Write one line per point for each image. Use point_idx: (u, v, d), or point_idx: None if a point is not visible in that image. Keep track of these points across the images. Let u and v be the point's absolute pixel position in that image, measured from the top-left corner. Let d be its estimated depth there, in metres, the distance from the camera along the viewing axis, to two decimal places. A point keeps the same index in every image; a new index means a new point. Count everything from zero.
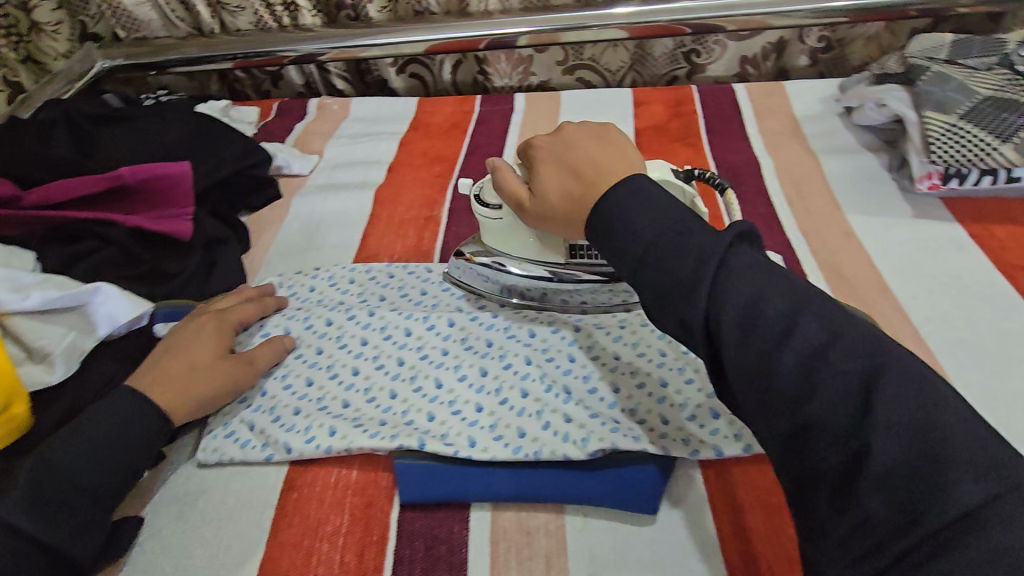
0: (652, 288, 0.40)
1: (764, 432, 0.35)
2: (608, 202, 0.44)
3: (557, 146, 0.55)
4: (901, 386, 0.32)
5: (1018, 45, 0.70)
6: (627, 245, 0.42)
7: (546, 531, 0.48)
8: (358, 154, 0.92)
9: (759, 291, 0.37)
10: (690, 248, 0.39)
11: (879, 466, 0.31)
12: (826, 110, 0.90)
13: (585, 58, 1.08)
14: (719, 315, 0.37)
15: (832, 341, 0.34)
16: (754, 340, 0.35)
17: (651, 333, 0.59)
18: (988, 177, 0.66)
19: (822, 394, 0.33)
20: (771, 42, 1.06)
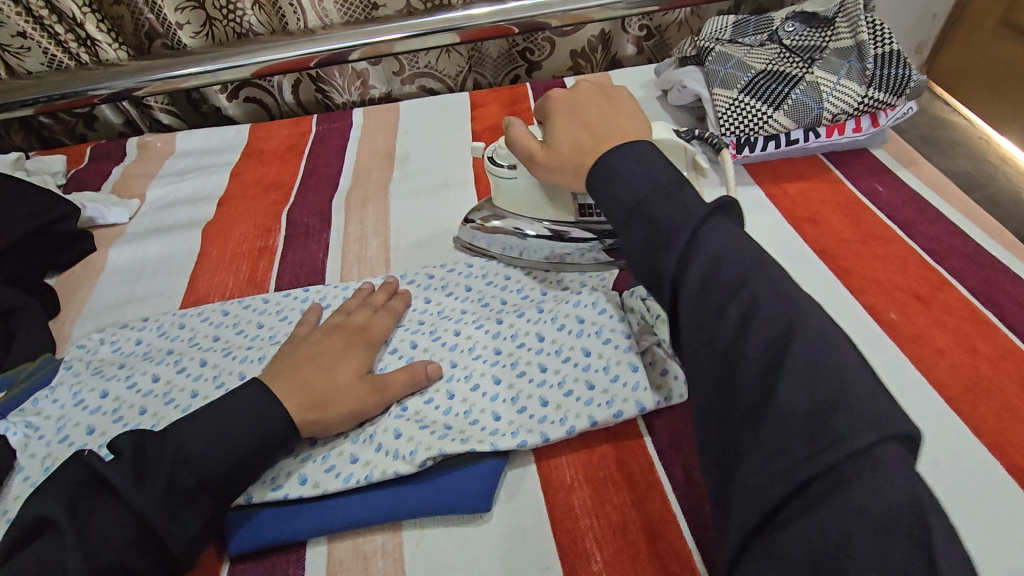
0: (637, 235, 0.45)
1: (699, 383, 0.38)
2: (615, 154, 0.48)
3: (574, 104, 0.59)
4: (815, 342, 0.34)
5: (783, 22, 0.77)
6: (620, 195, 0.47)
7: (382, 553, 0.47)
8: (186, 192, 0.86)
9: (724, 250, 0.41)
10: (676, 204, 0.44)
11: (781, 409, 0.32)
12: (646, 95, 0.96)
13: (421, 66, 1.08)
14: (686, 267, 0.41)
15: (773, 300, 0.37)
16: (709, 291, 0.39)
17: (486, 334, 0.60)
18: (773, 141, 0.73)
19: (749, 341, 0.36)
20: (595, 35, 1.10)
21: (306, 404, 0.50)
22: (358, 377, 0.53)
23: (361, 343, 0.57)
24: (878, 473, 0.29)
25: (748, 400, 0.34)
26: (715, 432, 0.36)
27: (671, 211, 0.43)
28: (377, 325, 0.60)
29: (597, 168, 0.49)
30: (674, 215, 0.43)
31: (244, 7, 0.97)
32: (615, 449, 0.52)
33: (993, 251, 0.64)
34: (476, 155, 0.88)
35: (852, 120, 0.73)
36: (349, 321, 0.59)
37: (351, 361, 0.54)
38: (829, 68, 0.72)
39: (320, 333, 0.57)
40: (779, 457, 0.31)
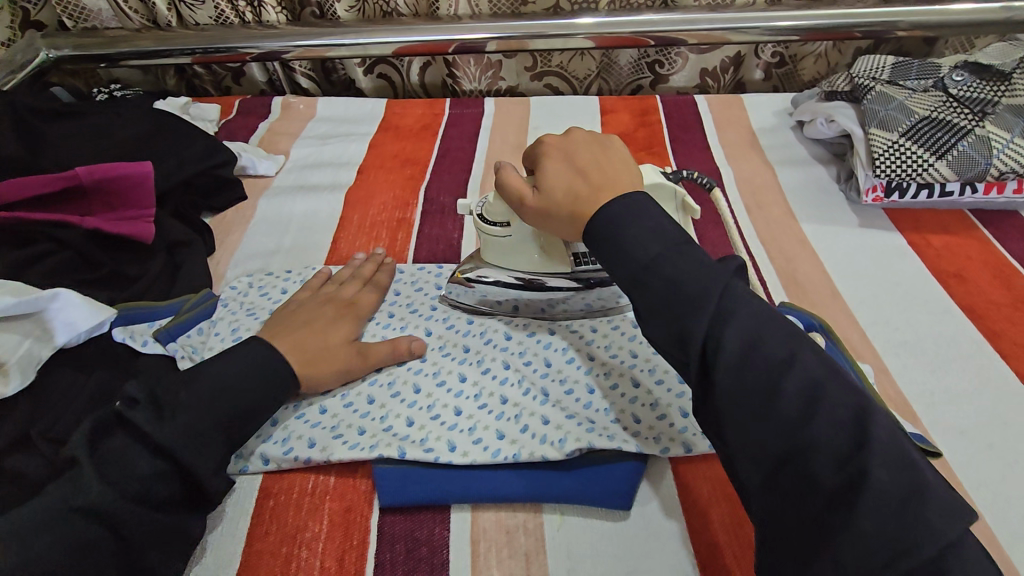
0: (654, 296, 0.44)
1: (754, 456, 0.39)
2: (617, 215, 0.48)
3: (568, 148, 0.55)
4: (883, 429, 0.37)
5: (951, 70, 0.76)
6: (630, 254, 0.46)
7: (524, 530, 0.49)
8: (326, 155, 0.91)
9: (760, 324, 0.41)
10: (702, 268, 0.44)
11: (875, 492, 0.34)
12: (781, 123, 0.95)
13: (553, 65, 1.10)
14: (723, 334, 0.41)
15: (827, 378, 0.39)
16: (754, 368, 0.39)
17: (623, 335, 0.61)
18: (926, 190, 0.74)
19: (819, 423, 0.37)
20: (730, 56, 1.10)
21: (302, 361, 0.54)
22: (348, 342, 0.58)
23: (350, 316, 0.61)
24: (964, 560, 0.33)
25: (835, 482, 0.35)
26: (796, 512, 0.37)
27: (699, 278, 0.43)
28: (364, 298, 0.64)
29: (608, 222, 0.48)
30: (698, 278, 0.43)
31: None
32: None
33: None
34: None
35: (1013, 181, 0.73)
36: (339, 293, 0.64)
37: (339, 328, 0.59)
38: (1002, 124, 0.71)
39: (313, 303, 0.61)
40: (885, 549, 0.33)
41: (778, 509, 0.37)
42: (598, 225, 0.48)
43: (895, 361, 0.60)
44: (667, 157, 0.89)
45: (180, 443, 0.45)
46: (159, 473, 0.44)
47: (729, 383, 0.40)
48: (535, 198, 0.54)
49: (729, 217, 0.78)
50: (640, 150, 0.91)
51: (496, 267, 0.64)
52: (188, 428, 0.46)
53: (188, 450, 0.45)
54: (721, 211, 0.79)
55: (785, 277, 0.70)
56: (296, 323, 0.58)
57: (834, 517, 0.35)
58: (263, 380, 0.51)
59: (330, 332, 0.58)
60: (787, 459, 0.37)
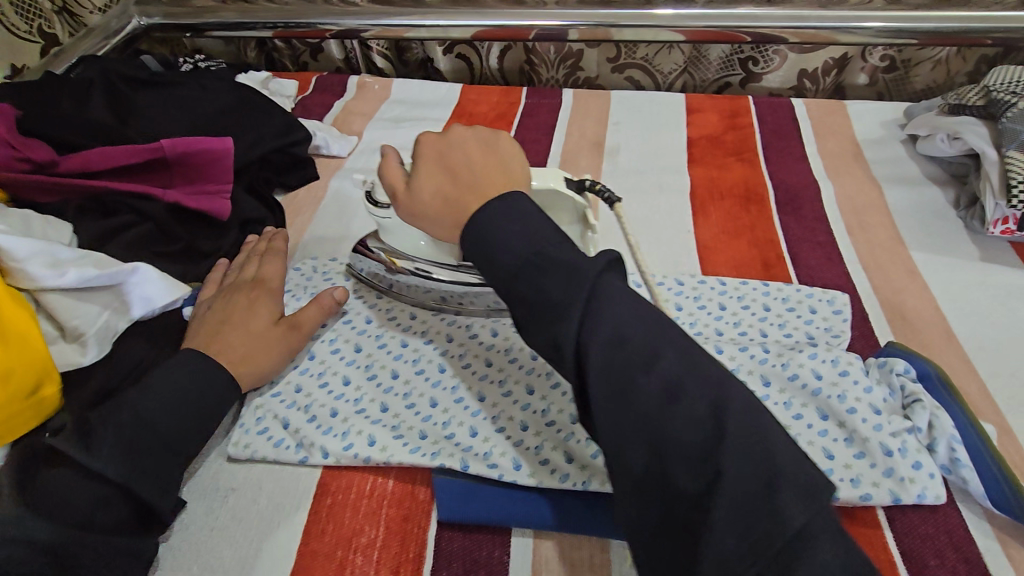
0: (525, 306, 0.41)
1: (624, 461, 0.36)
2: (486, 214, 0.44)
3: (441, 145, 0.52)
4: (742, 418, 0.35)
5: None
6: (501, 258, 0.43)
7: (590, 565, 0.46)
8: (399, 139, 0.89)
9: (627, 315, 0.39)
10: (566, 267, 0.40)
11: (726, 496, 0.32)
12: (889, 135, 0.86)
13: (638, 57, 1.04)
14: (589, 341, 0.38)
15: (685, 374, 0.37)
16: (618, 370, 0.37)
17: (757, 360, 0.56)
18: None
19: (682, 422, 0.35)
20: (834, 58, 1.01)
21: (238, 360, 0.52)
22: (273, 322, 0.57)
23: (262, 294, 0.58)
24: (817, 547, 0.31)
25: (693, 485, 0.33)
26: (656, 518, 0.35)
27: (561, 278, 0.40)
28: (269, 273, 0.61)
29: (483, 228, 0.44)
30: (563, 286, 0.40)
31: None
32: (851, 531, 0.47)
33: None
34: (691, 162, 0.83)
35: None
36: (245, 275, 0.60)
37: (259, 311, 0.57)
38: None
39: (221, 297, 0.58)
40: (740, 552, 0.31)
41: (649, 521, 0.35)
42: (470, 231, 0.45)
43: (1019, 421, 0.53)
44: (759, 165, 0.83)
45: (125, 467, 0.44)
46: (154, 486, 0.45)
47: (597, 386, 0.37)
48: (406, 197, 0.53)
49: (827, 237, 0.71)
50: (728, 156, 0.84)
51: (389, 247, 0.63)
52: (129, 452, 0.44)
53: (130, 477, 0.44)
54: (817, 229, 0.72)
55: (890, 311, 0.63)
56: (253, 295, 0.58)
57: (695, 520, 0.33)
58: (205, 392, 0.49)
59: (252, 320, 0.56)
60: (654, 465, 0.35)
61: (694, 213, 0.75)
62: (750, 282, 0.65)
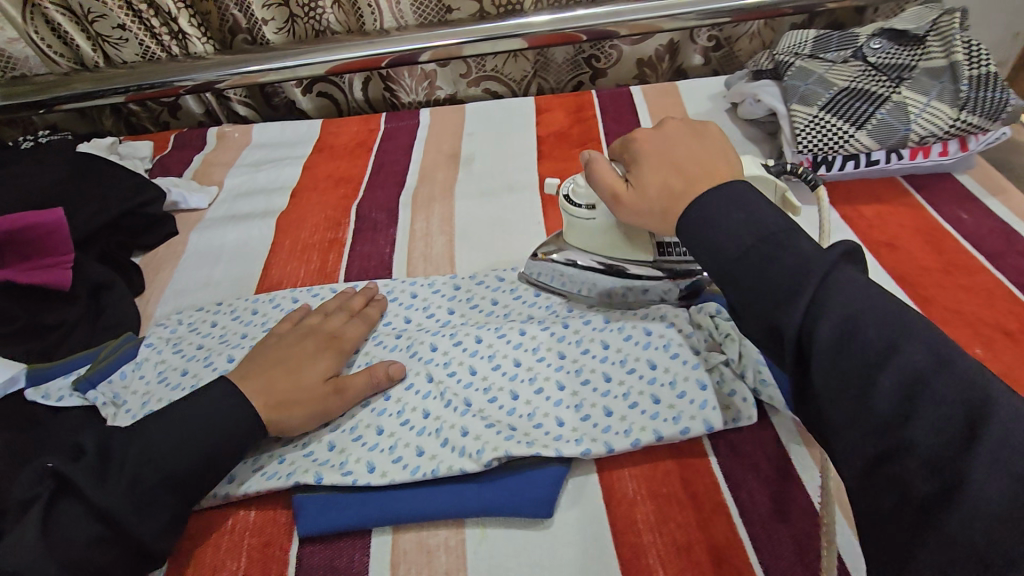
0: (754, 285, 0.40)
1: (844, 454, 0.36)
2: (709, 201, 0.44)
3: (658, 144, 0.53)
4: (1017, 428, 0.31)
5: (868, 38, 0.75)
6: (723, 244, 0.42)
7: (445, 548, 0.48)
8: (260, 181, 0.90)
9: (866, 304, 0.37)
10: (795, 255, 0.39)
11: (967, 508, 0.30)
12: (715, 107, 0.94)
13: (488, 70, 1.09)
14: (815, 325, 0.37)
15: (936, 371, 0.33)
16: (847, 360, 0.35)
17: (553, 336, 0.60)
18: (853, 161, 0.71)
19: (918, 422, 0.33)
20: (663, 45, 1.10)
21: (272, 404, 0.52)
22: (323, 380, 0.55)
23: (333, 350, 0.58)
24: None
25: (922, 493, 0.32)
26: (885, 517, 0.34)
27: (794, 262, 0.39)
28: (349, 332, 0.60)
29: (703, 218, 0.44)
30: (792, 268, 0.39)
31: (324, 4, 1.00)
32: (680, 467, 0.51)
33: None
34: (538, 160, 0.88)
35: (939, 144, 0.70)
36: (324, 325, 0.60)
37: (319, 363, 0.56)
38: (918, 88, 0.69)
39: (295, 336, 0.59)
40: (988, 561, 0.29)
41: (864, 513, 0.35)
42: (692, 220, 0.45)
43: None
44: (603, 152, 0.89)
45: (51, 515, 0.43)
46: (96, 535, 0.44)
47: (823, 375, 0.36)
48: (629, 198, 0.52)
49: None
50: (574, 147, 0.90)
51: (581, 250, 0.63)
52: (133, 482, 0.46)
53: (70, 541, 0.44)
54: None
55: None
56: (324, 344, 0.58)
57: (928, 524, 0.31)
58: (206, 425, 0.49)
59: (296, 370, 0.54)
60: (878, 462, 0.34)
61: (544, 206, 0.80)
62: None
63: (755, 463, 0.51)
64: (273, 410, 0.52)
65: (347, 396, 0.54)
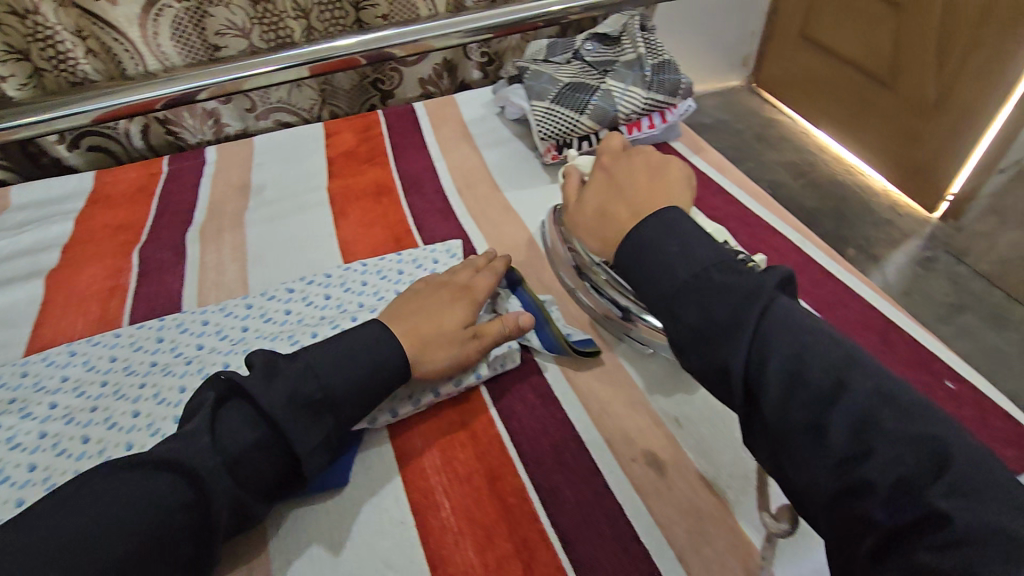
0: (692, 322, 0.44)
1: (806, 482, 0.38)
2: (645, 231, 0.50)
3: (612, 173, 0.63)
4: (952, 451, 0.35)
5: (583, 42, 0.92)
6: (660, 279, 0.47)
7: (246, 540, 0.49)
8: (24, 242, 0.84)
9: (799, 346, 0.41)
10: (730, 292, 0.44)
11: (913, 500, 0.33)
12: (487, 112, 1.07)
13: (274, 101, 1.12)
14: (763, 363, 0.41)
15: (878, 403, 0.37)
16: (803, 396, 0.39)
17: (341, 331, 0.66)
18: (586, 142, 0.86)
19: (863, 449, 0.36)
20: (439, 63, 1.21)
21: (420, 346, 0.55)
22: (464, 327, 0.58)
23: (465, 301, 0.60)
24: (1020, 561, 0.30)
25: (847, 498, 0.36)
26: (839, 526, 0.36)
27: (734, 303, 0.43)
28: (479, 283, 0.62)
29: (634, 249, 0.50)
30: (728, 309, 0.43)
31: (76, 54, 0.96)
32: (461, 413, 0.58)
33: (759, 213, 0.80)
34: (329, 179, 0.93)
35: (645, 119, 0.86)
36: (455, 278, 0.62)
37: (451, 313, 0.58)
38: (619, 77, 0.85)
39: (430, 286, 0.61)
40: (907, 544, 0.32)
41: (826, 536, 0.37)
42: (626, 249, 0.50)
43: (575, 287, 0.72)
44: (388, 163, 0.96)
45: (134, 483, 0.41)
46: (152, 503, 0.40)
47: (775, 417, 0.39)
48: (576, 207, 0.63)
49: (443, 204, 0.87)
50: (363, 163, 0.96)
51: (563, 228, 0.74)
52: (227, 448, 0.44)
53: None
54: (436, 199, 0.88)
55: (495, 242, 0.80)
56: (456, 295, 0.60)
57: (859, 520, 0.35)
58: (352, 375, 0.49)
59: (446, 318, 0.57)
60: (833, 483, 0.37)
61: (336, 218, 0.85)
62: (385, 257, 0.77)
63: (522, 395, 0.60)
64: (418, 353, 0.54)
65: (484, 341, 0.58)
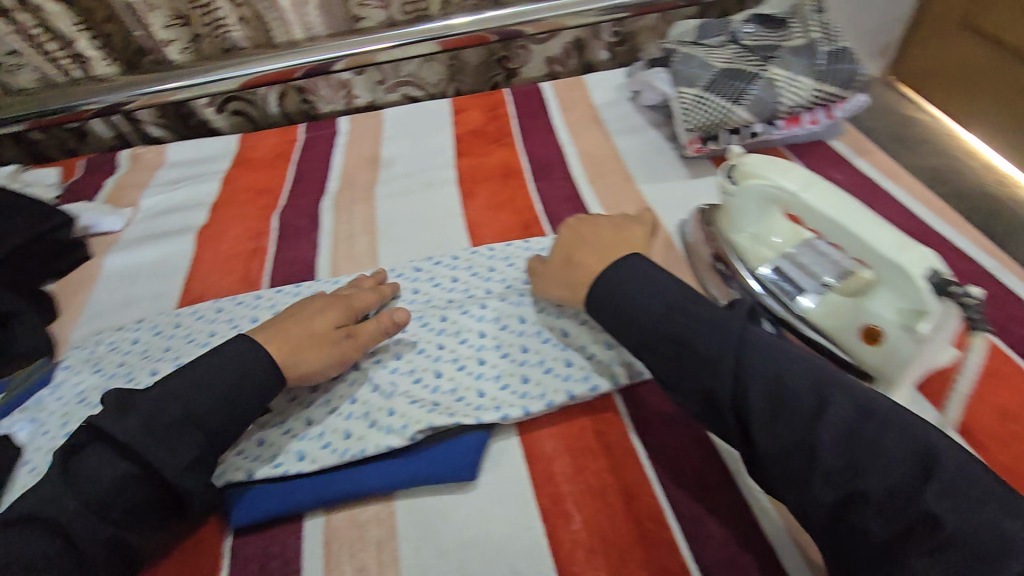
0: (667, 363, 0.47)
1: (804, 504, 0.40)
2: (615, 275, 0.52)
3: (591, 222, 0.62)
4: (945, 467, 0.37)
5: (741, 24, 0.84)
6: (637, 315, 0.50)
7: (377, 521, 0.49)
8: (178, 199, 0.89)
9: (784, 369, 0.43)
10: (707, 325, 0.47)
11: (917, 514, 0.36)
12: (619, 96, 1.00)
13: (404, 75, 1.12)
14: (747, 392, 0.43)
15: (861, 421, 0.40)
16: (789, 421, 0.41)
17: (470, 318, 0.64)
18: (736, 135, 0.78)
19: (861, 470, 0.38)
20: (569, 42, 1.16)
21: (285, 350, 0.53)
22: (334, 328, 0.57)
23: (341, 306, 0.59)
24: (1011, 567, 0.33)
25: (860, 522, 0.37)
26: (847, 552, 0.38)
27: (716, 335, 0.45)
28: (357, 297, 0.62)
29: (611, 287, 0.52)
30: (713, 343, 0.45)
31: (229, 22, 1.00)
32: (593, 421, 0.55)
33: (943, 232, 0.69)
34: (456, 158, 0.92)
35: (808, 113, 0.77)
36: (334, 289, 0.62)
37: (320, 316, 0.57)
38: (784, 65, 0.77)
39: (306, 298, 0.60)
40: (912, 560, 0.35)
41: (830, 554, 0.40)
42: (601, 293, 0.53)
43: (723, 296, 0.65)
44: (516, 145, 0.93)
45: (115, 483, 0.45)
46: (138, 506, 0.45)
47: (766, 446, 0.41)
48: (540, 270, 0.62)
49: (572, 191, 0.83)
50: (490, 143, 0.94)
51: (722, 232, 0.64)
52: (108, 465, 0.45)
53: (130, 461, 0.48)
54: (565, 186, 0.84)
55: None
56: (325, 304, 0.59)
57: (866, 540, 0.37)
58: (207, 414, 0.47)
59: (315, 320, 0.56)
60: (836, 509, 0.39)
61: (463, 199, 0.84)
62: (513, 243, 0.75)
63: (660, 409, 0.55)
64: (287, 355, 0.53)
65: (358, 340, 0.57)
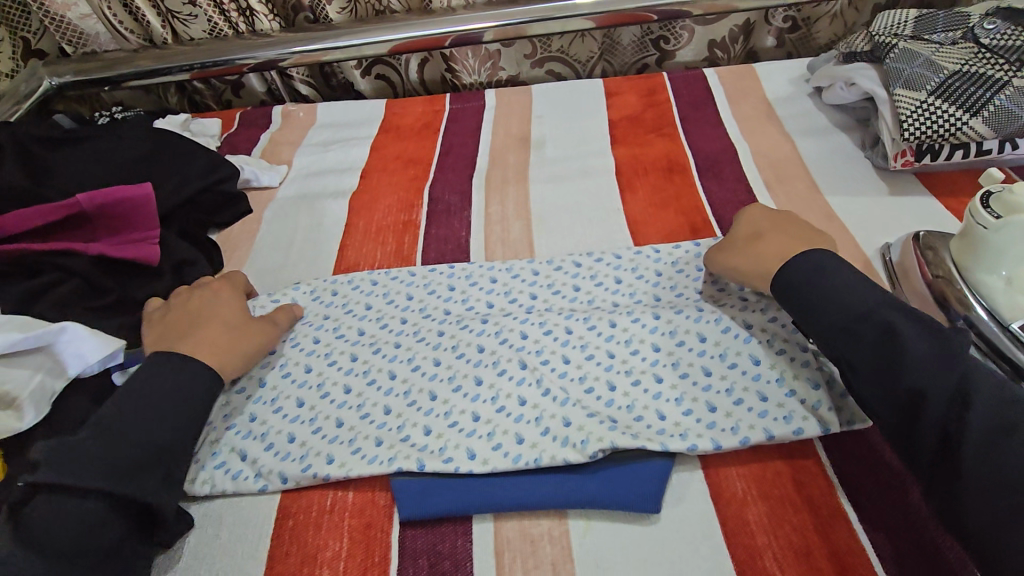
0: (872, 364, 0.44)
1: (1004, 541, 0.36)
2: (808, 264, 0.50)
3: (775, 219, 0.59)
4: None
5: (981, 19, 0.71)
6: (835, 308, 0.47)
7: (550, 538, 0.47)
8: (329, 161, 0.90)
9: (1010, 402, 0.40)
10: (920, 335, 0.44)
11: None
12: (797, 91, 0.90)
13: (554, 50, 1.07)
14: (966, 416, 0.39)
15: None
16: (1011, 452, 0.37)
17: (644, 328, 0.58)
18: (960, 151, 0.68)
19: None
20: (738, 25, 1.05)
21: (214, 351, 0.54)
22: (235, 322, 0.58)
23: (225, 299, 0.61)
24: None
25: None
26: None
27: (931, 342, 0.43)
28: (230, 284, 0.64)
29: (799, 274, 0.50)
30: (933, 359, 0.42)
31: None
32: (790, 467, 0.49)
33: None
34: (613, 145, 0.85)
35: None
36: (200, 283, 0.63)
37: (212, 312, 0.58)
38: None
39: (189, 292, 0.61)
40: None
41: None
42: (792, 282, 0.50)
43: None
44: (679, 137, 0.85)
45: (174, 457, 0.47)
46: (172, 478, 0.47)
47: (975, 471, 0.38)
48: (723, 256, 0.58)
49: (747, 195, 0.75)
50: (649, 132, 0.87)
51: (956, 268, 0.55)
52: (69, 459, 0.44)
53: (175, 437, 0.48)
54: (739, 188, 0.76)
55: None
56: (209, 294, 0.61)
57: None
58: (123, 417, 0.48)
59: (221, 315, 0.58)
60: None
61: (622, 192, 0.78)
62: (681, 245, 0.67)
63: (871, 466, 0.48)
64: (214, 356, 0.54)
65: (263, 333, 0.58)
